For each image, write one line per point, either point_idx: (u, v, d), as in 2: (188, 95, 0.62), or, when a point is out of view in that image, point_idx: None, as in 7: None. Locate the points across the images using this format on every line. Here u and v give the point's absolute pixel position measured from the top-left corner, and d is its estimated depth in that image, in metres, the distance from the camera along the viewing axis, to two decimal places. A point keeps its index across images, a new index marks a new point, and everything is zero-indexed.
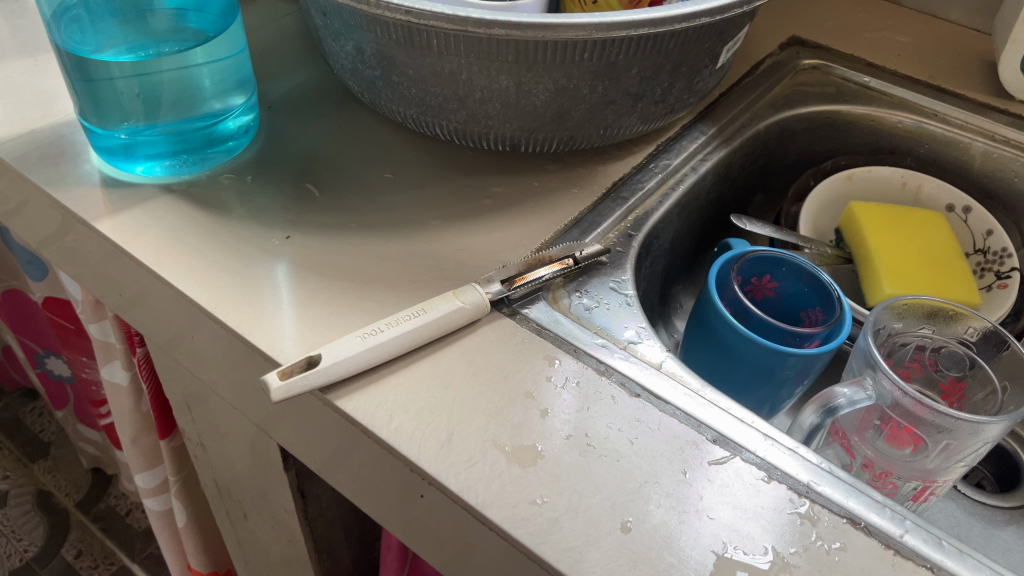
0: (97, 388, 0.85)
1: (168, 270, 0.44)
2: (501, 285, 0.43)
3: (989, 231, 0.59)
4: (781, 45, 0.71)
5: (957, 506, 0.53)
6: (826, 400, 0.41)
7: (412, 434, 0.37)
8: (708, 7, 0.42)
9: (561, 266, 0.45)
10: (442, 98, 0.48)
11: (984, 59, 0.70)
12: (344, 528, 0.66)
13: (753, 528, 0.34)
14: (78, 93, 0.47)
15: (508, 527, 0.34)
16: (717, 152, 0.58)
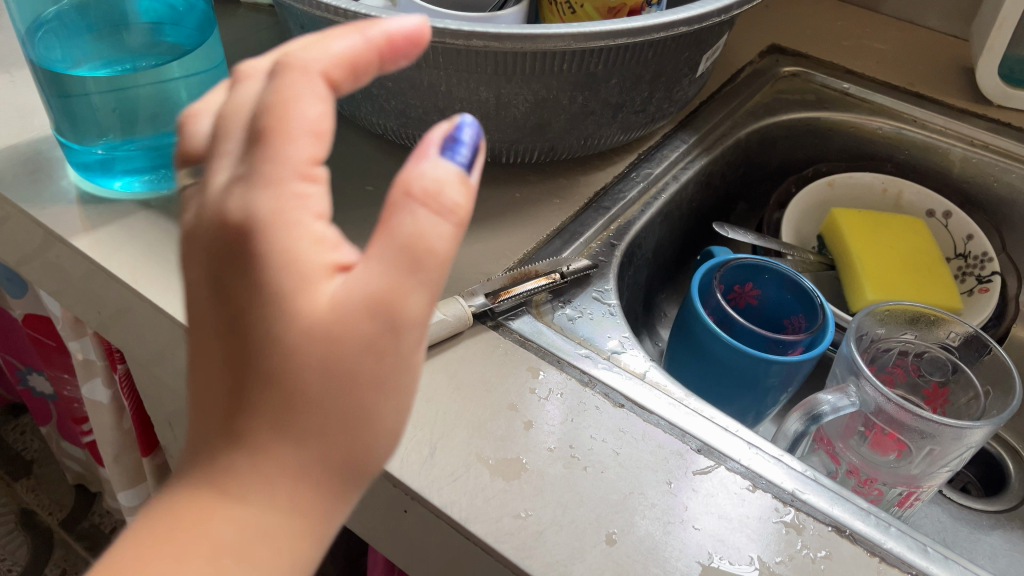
0: (79, 405, 0.84)
1: (146, 286, 0.44)
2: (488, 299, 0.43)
3: (969, 235, 0.59)
4: (761, 53, 0.71)
5: (943, 511, 0.53)
6: (811, 407, 0.41)
7: (394, 449, 0.37)
8: (686, 17, 0.42)
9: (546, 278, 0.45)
10: (422, 110, 0.48)
11: (961, 65, 0.70)
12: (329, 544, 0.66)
13: (739, 538, 0.34)
14: (53, 109, 0.46)
15: (492, 542, 0.33)
16: (698, 160, 0.58)
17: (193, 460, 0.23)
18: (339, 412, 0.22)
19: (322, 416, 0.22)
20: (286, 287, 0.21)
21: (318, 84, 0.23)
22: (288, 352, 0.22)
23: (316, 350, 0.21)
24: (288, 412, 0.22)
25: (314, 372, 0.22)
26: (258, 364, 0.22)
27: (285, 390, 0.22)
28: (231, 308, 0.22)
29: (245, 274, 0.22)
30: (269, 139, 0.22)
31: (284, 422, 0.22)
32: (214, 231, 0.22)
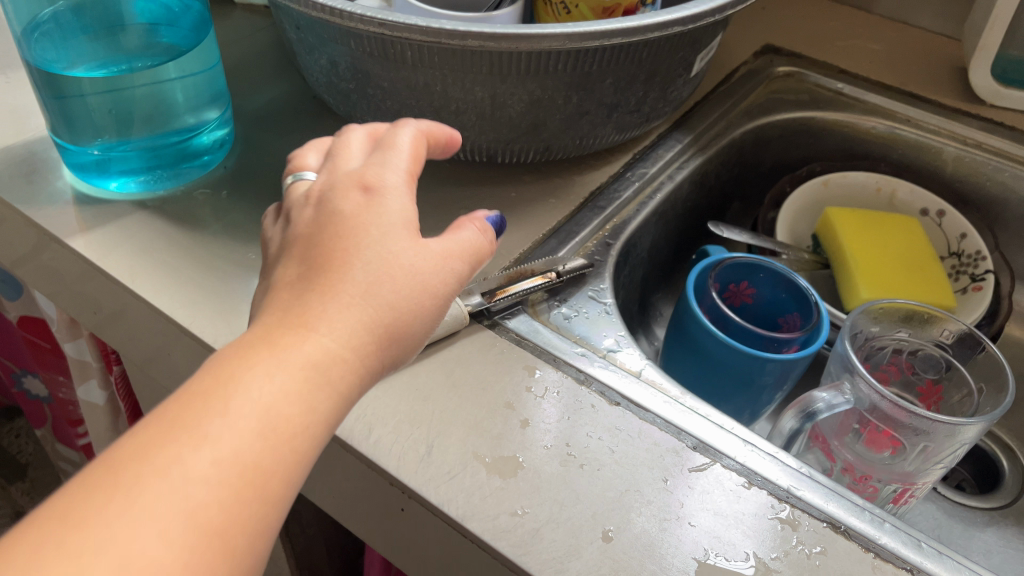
0: (74, 407, 0.84)
1: (143, 286, 0.44)
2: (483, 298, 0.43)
3: (963, 234, 0.60)
4: (755, 53, 0.71)
5: (938, 508, 0.53)
6: (805, 405, 0.42)
7: (391, 448, 0.37)
8: (680, 17, 0.42)
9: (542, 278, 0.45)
10: (418, 110, 0.48)
11: (954, 65, 0.70)
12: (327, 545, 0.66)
13: (735, 535, 0.34)
14: (49, 110, 0.46)
15: (489, 540, 0.33)
16: (694, 160, 0.58)
17: (269, 322, 0.27)
18: (404, 311, 0.28)
19: (395, 308, 0.28)
20: (389, 220, 0.29)
21: (412, 129, 0.34)
22: (382, 256, 0.28)
23: (405, 259, 0.29)
24: (373, 294, 0.28)
25: (402, 270, 0.29)
26: (359, 259, 0.28)
27: (377, 279, 0.28)
28: (335, 214, 0.29)
29: (365, 207, 0.29)
30: (391, 148, 0.32)
31: (372, 302, 0.28)
32: (349, 185, 0.30)
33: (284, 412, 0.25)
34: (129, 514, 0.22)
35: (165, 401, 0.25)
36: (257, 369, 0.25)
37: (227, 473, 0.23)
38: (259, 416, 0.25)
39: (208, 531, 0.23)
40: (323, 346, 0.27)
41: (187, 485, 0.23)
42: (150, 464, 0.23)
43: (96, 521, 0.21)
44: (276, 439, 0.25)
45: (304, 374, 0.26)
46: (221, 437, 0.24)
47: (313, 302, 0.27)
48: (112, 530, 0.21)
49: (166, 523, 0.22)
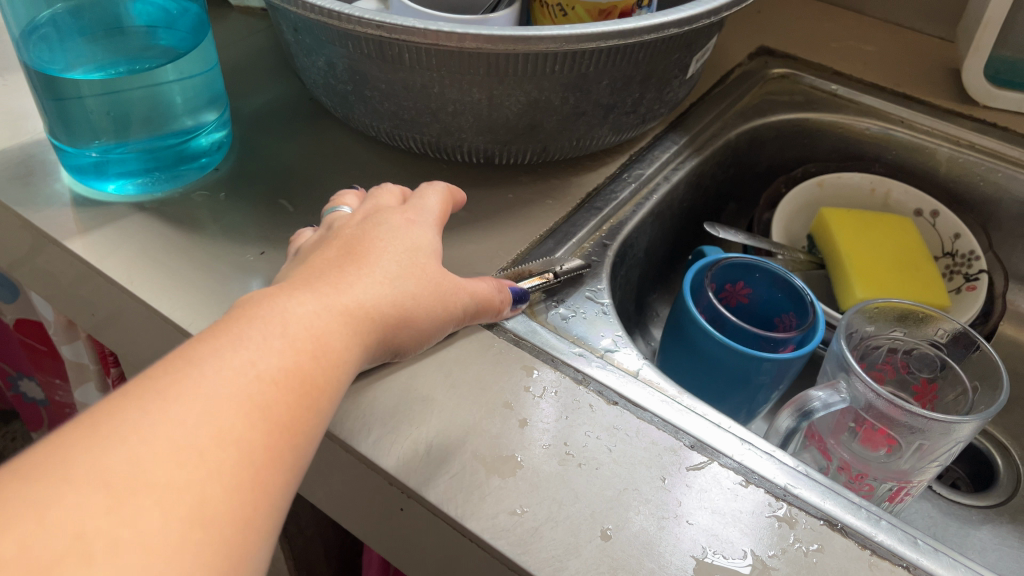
0: (70, 410, 0.84)
1: (141, 288, 0.44)
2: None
3: (957, 234, 0.60)
4: (750, 54, 0.72)
5: (933, 506, 0.54)
6: (802, 404, 0.42)
7: (390, 448, 0.37)
8: (676, 19, 0.42)
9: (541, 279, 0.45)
10: (415, 112, 0.48)
11: (947, 66, 0.71)
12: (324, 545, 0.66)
13: (732, 533, 0.34)
14: (47, 113, 0.46)
15: (488, 538, 0.33)
16: (689, 161, 0.59)
17: (320, 278, 0.34)
18: (414, 308, 0.36)
19: (409, 294, 0.36)
20: (429, 240, 0.39)
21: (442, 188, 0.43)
22: (402, 252, 0.37)
23: (416, 266, 0.37)
24: (391, 282, 0.36)
25: (417, 268, 0.37)
26: (397, 253, 0.37)
27: (411, 270, 0.37)
28: (369, 231, 0.38)
29: (406, 225, 0.39)
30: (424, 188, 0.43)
31: (400, 286, 0.36)
32: (394, 211, 0.40)
33: (323, 344, 0.32)
34: (212, 400, 0.27)
35: (228, 316, 0.31)
36: (302, 309, 0.32)
37: (280, 382, 0.29)
38: (303, 343, 0.31)
39: (272, 422, 0.28)
40: (354, 303, 0.33)
41: (255, 387, 0.28)
42: (225, 366, 0.28)
43: (187, 402, 0.26)
44: (316, 362, 0.31)
45: (339, 319, 0.33)
46: (277, 355, 0.30)
47: (344, 276, 0.35)
48: (202, 410, 0.26)
49: (241, 411, 0.27)
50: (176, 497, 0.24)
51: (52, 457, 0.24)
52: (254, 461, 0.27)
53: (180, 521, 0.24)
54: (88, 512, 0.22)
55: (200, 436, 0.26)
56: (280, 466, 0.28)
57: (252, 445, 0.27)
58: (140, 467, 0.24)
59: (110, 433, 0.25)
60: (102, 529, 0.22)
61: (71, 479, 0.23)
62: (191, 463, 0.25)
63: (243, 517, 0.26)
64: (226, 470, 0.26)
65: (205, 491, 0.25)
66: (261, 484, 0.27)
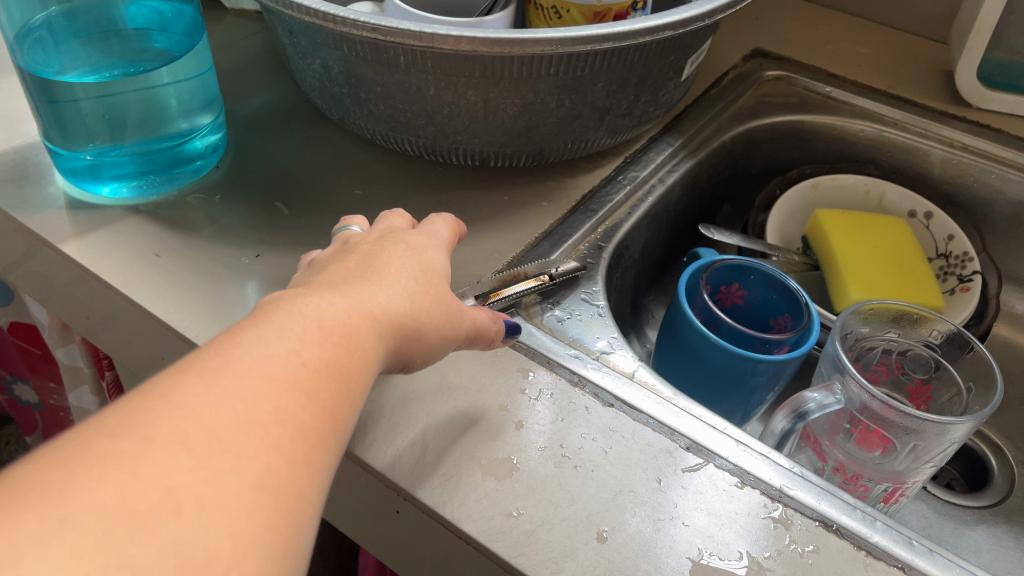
0: (65, 414, 0.84)
1: (136, 291, 0.44)
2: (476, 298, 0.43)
3: (950, 235, 0.60)
4: (745, 57, 0.72)
5: (928, 507, 0.54)
6: (797, 405, 0.42)
7: (386, 451, 0.37)
8: (671, 21, 0.42)
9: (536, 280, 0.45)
10: (411, 114, 0.48)
11: (941, 68, 0.71)
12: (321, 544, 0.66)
13: (728, 534, 0.34)
14: (42, 115, 0.46)
15: (484, 540, 0.33)
16: (684, 163, 0.59)
17: (352, 272, 0.33)
18: (429, 327, 0.34)
19: (424, 308, 0.34)
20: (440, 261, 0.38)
21: (448, 220, 0.41)
22: (416, 267, 0.35)
23: (431, 284, 0.35)
24: (410, 294, 0.33)
25: (432, 283, 0.35)
26: (416, 262, 0.36)
27: (433, 276, 0.36)
28: (387, 249, 0.36)
29: (424, 246, 0.38)
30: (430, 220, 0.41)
31: (426, 291, 0.35)
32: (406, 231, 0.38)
33: (363, 338, 0.30)
34: (271, 378, 0.26)
35: (270, 299, 0.30)
36: (336, 303, 0.30)
37: (327, 370, 0.28)
38: (344, 336, 0.29)
39: (327, 405, 0.27)
40: (382, 306, 0.32)
41: (307, 371, 0.27)
42: (278, 349, 0.27)
43: (248, 378, 0.25)
44: (355, 357, 0.29)
45: (372, 319, 0.31)
46: (321, 344, 0.28)
47: (375, 276, 0.33)
48: (262, 386, 0.25)
49: (299, 390, 0.26)
50: (250, 468, 0.23)
51: (125, 416, 0.23)
52: (315, 439, 0.26)
53: (253, 491, 0.23)
54: (173, 470, 0.22)
55: (264, 410, 0.25)
56: (334, 450, 0.27)
57: (312, 425, 0.26)
58: (214, 432, 0.23)
59: (179, 399, 0.24)
60: (189, 486, 0.22)
61: (151, 438, 0.22)
62: (259, 435, 0.24)
63: (306, 494, 0.25)
64: (291, 445, 0.25)
65: (273, 464, 0.24)
66: (321, 464, 0.26)
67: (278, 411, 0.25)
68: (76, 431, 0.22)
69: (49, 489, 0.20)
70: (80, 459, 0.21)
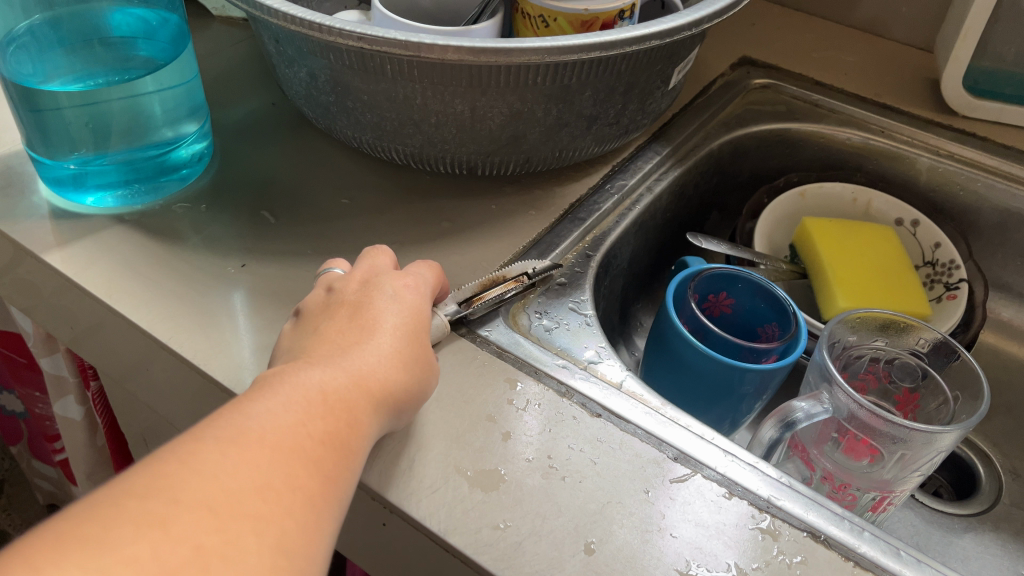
0: (50, 422, 0.83)
1: (120, 301, 0.44)
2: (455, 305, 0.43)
3: (937, 243, 0.61)
4: (732, 65, 0.72)
5: (916, 515, 0.54)
6: (785, 414, 0.42)
7: (372, 464, 0.37)
8: (658, 31, 0.42)
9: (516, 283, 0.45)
10: (398, 123, 0.48)
11: (927, 76, 0.71)
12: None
13: (716, 545, 0.34)
14: (25, 124, 0.46)
15: (471, 554, 0.33)
16: (672, 171, 0.59)
17: (348, 329, 0.36)
18: (416, 393, 0.36)
19: (415, 375, 0.36)
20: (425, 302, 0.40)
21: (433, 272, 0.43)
22: (406, 321, 0.37)
23: (420, 350, 0.37)
24: (404, 360, 0.36)
25: (420, 341, 0.37)
26: (406, 311, 0.38)
27: (422, 328, 0.38)
28: (374, 297, 0.38)
29: (409, 288, 0.39)
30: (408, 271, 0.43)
31: (416, 342, 0.37)
32: (388, 272, 0.40)
33: (362, 409, 0.33)
34: (281, 447, 0.29)
35: (276, 371, 0.33)
36: (334, 374, 0.33)
37: (329, 441, 0.31)
38: (345, 407, 0.32)
39: (333, 474, 0.30)
40: (377, 375, 0.34)
41: (314, 442, 0.30)
42: (288, 420, 0.30)
43: (261, 447, 0.28)
44: (352, 427, 0.32)
45: (370, 389, 0.34)
46: (325, 416, 0.31)
47: (367, 335, 0.36)
48: (274, 455, 0.28)
49: (307, 459, 0.29)
50: (268, 530, 0.26)
51: (150, 480, 0.26)
52: (322, 504, 0.29)
53: (270, 550, 0.26)
54: (199, 531, 0.25)
55: (277, 479, 0.28)
56: (339, 514, 0.30)
57: (318, 490, 0.29)
58: (233, 496, 0.26)
59: (199, 467, 0.27)
60: (214, 545, 0.25)
61: (179, 501, 0.25)
62: (273, 499, 0.27)
63: (315, 554, 0.28)
64: (302, 510, 0.28)
65: (286, 527, 0.27)
66: (327, 527, 0.29)
67: (290, 479, 0.28)
68: (110, 489, 0.25)
69: (89, 542, 0.23)
70: (117, 515, 0.24)
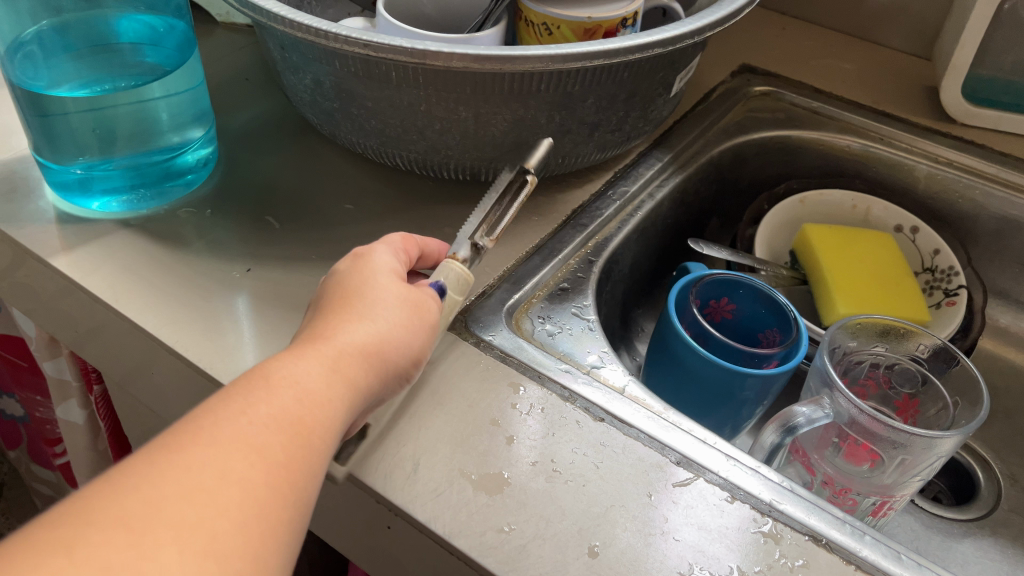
0: (51, 426, 0.84)
1: (126, 305, 0.44)
2: (483, 239, 0.40)
3: (936, 250, 0.61)
4: (733, 72, 0.73)
5: (915, 520, 0.54)
6: (786, 419, 0.42)
7: (377, 468, 0.37)
8: (660, 39, 0.43)
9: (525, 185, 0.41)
10: (402, 129, 0.48)
11: (925, 84, 0.72)
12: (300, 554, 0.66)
13: (718, 549, 0.34)
14: (31, 128, 0.46)
15: (475, 556, 0.34)
16: (673, 178, 0.59)
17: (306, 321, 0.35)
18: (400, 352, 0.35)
19: (393, 332, 0.35)
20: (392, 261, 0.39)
21: (399, 243, 0.40)
22: (370, 285, 0.36)
23: (400, 310, 0.36)
24: (378, 324, 0.35)
25: (390, 293, 0.36)
26: (365, 276, 0.37)
27: (388, 284, 0.37)
28: (330, 284, 0.38)
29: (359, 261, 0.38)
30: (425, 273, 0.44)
31: (384, 296, 0.36)
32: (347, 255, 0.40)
33: (319, 394, 0.31)
34: (216, 443, 0.27)
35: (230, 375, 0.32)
36: (287, 360, 0.32)
37: (275, 423, 0.29)
38: (297, 394, 0.31)
39: (279, 469, 0.28)
40: (343, 343, 0.33)
41: (258, 435, 0.28)
42: (227, 418, 0.29)
43: (194, 449, 0.27)
44: (305, 404, 0.30)
45: (330, 368, 0.32)
46: (274, 405, 0.30)
47: (326, 317, 0.35)
48: (205, 453, 0.27)
49: (247, 457, 0.28)
50: (192, 538, 0.24)
51: (67, 507, 0.24)
52: (263, 503, 0.27)
53: (193, 560, 0.24)
54: (110, 549, 0.23)
55: (207, 478, 0.26)
56: (287, 498, 0.28)
57: (259, 483, 0.27)
58: (155, 505, 0.25)
59: (123, 482, 0.25)
60: (128, 562, 0.23)
61: (92, 523, 0.24)
62: (202, 500, 0.25)
63: (251, 550, 0.26)
64: (238, 512, 0.26)
65: (215, 529, 0.25)
66: (269, 518, 0.27)
67: (222, 480, 0.26)
68: (24, 530, 0.24)
69: None
70: (25, 548, 0.23)
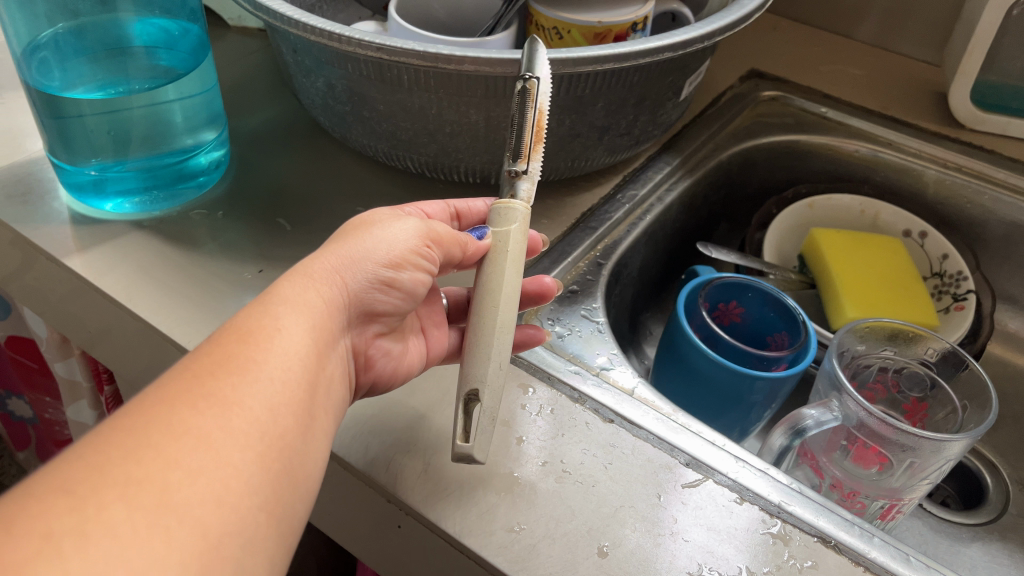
0: (60, 427, 0.84)
1: (140, 305, 0.44)
2: (512, 163, 0.37)
3: (945, 255, 0.61)
4: (741, 77, 0.73)
5: (924, 524, 0.54)
6: (795, 422, 0.42)
7: (389, 467, 0.37)
8: (671, 43, 0.43)
9: (528, 91, 0.36)
10: (413, 132, 0.49)
11: (933, 90, 0.72)
12: (307, 555, 0.66)
13: (727, 550, 0.35)
14: (46, 130, 0.46)
15: (486, 556, 0.34)
16: (682, 181, 0.59)
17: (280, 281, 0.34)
18: (375, 274, 0.33)
19: (363, 253, 0.33)
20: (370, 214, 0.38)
21: (442, 204, 0.41)
22: (341, 230, 0.35)
23: (374, 231, 0.34)
24: (344, 250, 0.33)
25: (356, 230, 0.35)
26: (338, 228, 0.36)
27: (357, 223, 0.35)
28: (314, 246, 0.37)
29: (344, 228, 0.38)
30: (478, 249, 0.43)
31: (351, 232, 0.34)
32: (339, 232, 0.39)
33: (278, 328, 0.30)
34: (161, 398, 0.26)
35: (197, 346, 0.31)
36: (243, 311, 0.30)
37: (223, 364, 0.27)
38: (254, 332, 0.29)
39: (242, 408, 0.26)
40: (306, 273, 0.32)
41: (210, 376, 0.27)
42: (178, 371, 0.27)
43: (143, 407, 0.25)
44: (257, 343, 0.29)
45: (290, 302, 0.31)
46: (228, 345, 0.28)
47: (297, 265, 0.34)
48: (150, 408, 0.25)
49: (200, 401, 0.26)
50: (141, 492, 0.22)
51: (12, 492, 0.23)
52: (228, 449, 0.25)
53: (145, 516, 0.22)
54: (47, 516, 0.21)
55: (154, 429, 0.24)
56: (244, 443, 0.26)
57: (212, 430, 0.25)
58: (98, 468, 0.23)
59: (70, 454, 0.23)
60: (68, 526, 0.21)
61: (33, 495, 0.22)
62: (150, 453, 0.24)
63: (208, 500, 0.24)
64: (193, 459, 0.24)
65: (164, 481, 0.23)
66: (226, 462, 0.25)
67: (174, 427, 0.25)
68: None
69: None
70: None
